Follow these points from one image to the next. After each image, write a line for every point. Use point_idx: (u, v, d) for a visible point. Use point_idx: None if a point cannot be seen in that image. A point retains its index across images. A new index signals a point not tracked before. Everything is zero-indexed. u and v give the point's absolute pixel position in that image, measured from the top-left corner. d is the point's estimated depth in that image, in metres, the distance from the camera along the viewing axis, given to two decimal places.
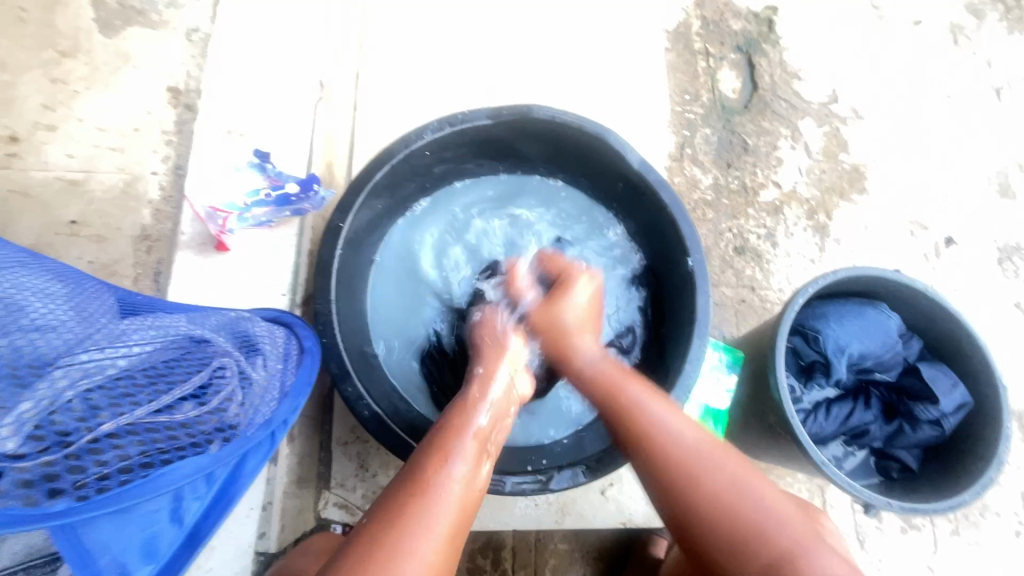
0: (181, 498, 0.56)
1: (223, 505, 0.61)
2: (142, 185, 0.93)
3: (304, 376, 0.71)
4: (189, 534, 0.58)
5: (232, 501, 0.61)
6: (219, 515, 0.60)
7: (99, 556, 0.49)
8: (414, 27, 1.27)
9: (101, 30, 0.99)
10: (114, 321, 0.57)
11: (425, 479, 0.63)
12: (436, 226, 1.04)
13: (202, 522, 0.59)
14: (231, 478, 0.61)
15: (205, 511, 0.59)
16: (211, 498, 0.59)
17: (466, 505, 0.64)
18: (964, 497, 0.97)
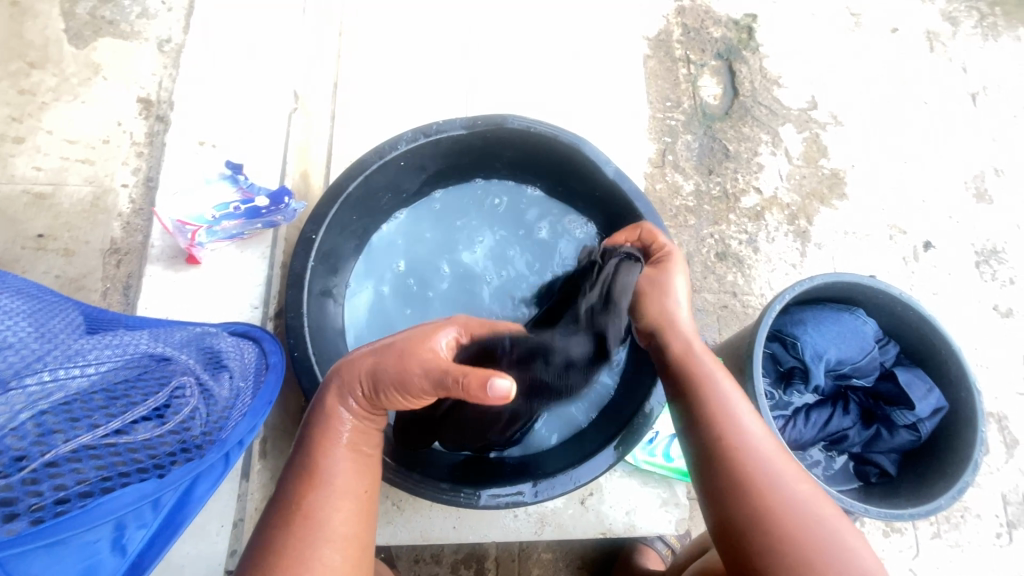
0: (125, 526, 0.56)
1: (171, 531, 0.61)
2: (112, 197, 0.92)
3: (267, 394, 0.70)
4: (133, 562, 0.58)
5: (179, 526, 0.61)
6: (165, 541, 0.60)
7: None
8: (394, 35, 1.27)
9: (71, 40, 0.98)
10: (71, 338, 0.56)
11: (312, 484, 0.62)
12: (408, 238, 1.03)
13: (146, 550, 0.59)
14: (179, 502, 0.61)
15: (150, 538, 0.59)
16: (157, 525, 0.60)
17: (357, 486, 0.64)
18: (939, 502, 0.98)
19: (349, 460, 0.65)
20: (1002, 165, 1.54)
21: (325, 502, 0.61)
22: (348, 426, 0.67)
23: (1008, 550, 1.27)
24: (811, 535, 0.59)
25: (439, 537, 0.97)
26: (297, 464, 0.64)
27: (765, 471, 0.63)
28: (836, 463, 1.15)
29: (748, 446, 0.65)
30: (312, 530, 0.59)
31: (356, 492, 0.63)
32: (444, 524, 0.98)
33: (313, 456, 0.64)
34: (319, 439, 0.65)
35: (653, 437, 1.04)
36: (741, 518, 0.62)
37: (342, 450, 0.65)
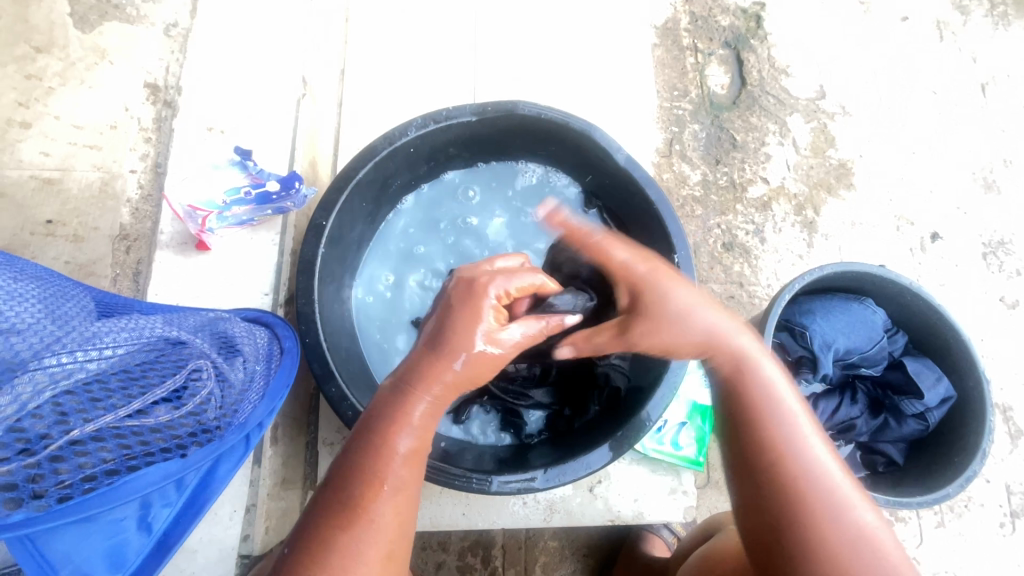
0: (148, 506, 0.56)
1: (195, 511, 0.60)
2: (120, 183, 0.91)
3: (284, 376, 0.70)
4: (158, 541, 0.57)
5: (203, 506, 0.60)
6: (190, 521, 0.59)
7: (60, 567, 0.50)
8: (401, 22, 1.26)
9: (77, 25, 0.97)
10: (86, 323, 0.56)
11: (372, 485, 0.57)
12: (413, 235, 1.03)
13: (171, 529, 0.58)
14: (202, 483, 0.61)
15: (174, 518, 0.59)
16: (181, 505, 0.59)
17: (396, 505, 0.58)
18: (947, 490, 0.98)
19: (410, 467, 0.60)
20: (1010, 156, 1.53)
21: (381, 508, 0.57)
22: (422, 421, 0.61)
23: (1011, 540, 1.28)
24: (850, 536, 0.56)
25: (448, 524, 0.97)
26: (354, 459, 0.59)
27: (794, 465, 0.60)
28: (842, 452, 1.14)
29: (788, 447, 0.61)
30: (360, 538, 0.55)
31: (409, 506, 0.59)
32: (453, 511, 0.98)
33: (376, 454, 0.59)
34: (383, 431, 0.60)
35: (662, 426, 1.04)
36: (777, 521, 0.59)
37: (408, 453, 0.60)
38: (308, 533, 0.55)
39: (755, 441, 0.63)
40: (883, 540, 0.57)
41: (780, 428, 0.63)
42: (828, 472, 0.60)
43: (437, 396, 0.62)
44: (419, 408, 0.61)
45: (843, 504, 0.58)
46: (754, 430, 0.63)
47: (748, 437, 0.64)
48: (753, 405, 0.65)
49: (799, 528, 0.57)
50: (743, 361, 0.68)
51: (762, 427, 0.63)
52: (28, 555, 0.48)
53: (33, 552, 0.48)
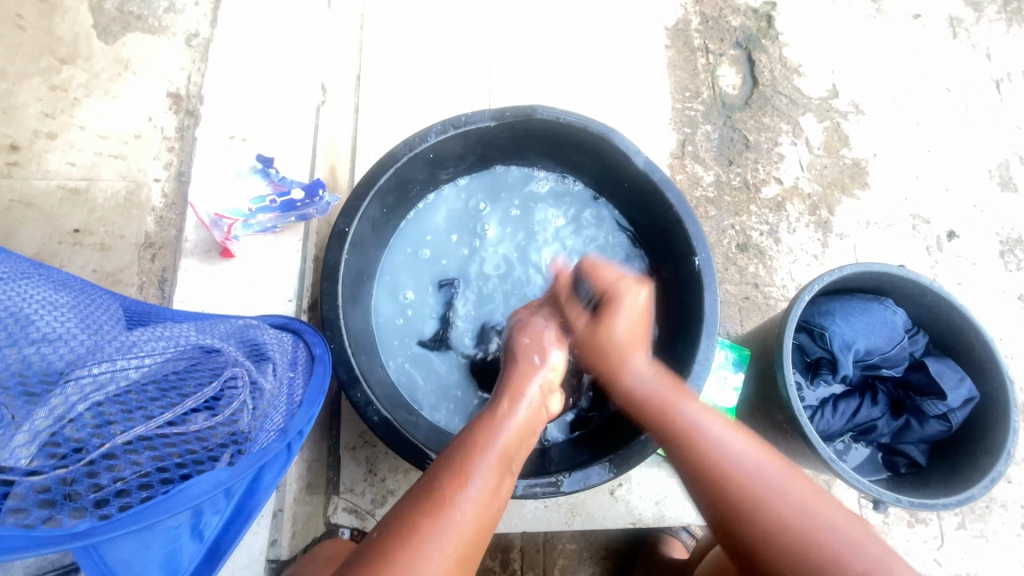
0: (201, 513, 0.56)
1: (244, 518, 0.60)
2: (145, 192, 0.92)
3: (318, 383, 0.71)
4: (210, 549, 0.58)
5: (252, 514, 0.60)
6: (240, 527, 0.59)
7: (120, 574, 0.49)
8: (414, 28, 1.26)
9: (100, 36, 0.98)
10: (123, 332, 0.57)
11: (460, 480, 0.60)
12: (429, 244, 1.02)
13: (222, 537, 0.59)
14: (249, 490, 0.61)
15: (224, 526, 0.59)
16: (230, 511, 0.59)
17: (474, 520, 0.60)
18: (972, 492, 0.97)
19: (497, 473, 0.63)
20: None
21: (464, 504, 0.59)
22: (510, 436, 0.67)
23: None
24: (789, 512, 0.61)
25: None
26: (449, 456, 0.63)
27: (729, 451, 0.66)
28: (863, 453, 1.14)
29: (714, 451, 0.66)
30: (445, 524, 0.57)
31: (490, 513, 0.61)
32: None
33: (468, 454, 0.63)
34: (480, 438, 0.65)
35: None
36: (735, 519, 0.63)
37: (494, 459, 0.64)
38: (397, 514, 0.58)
39: (678, 448, 0.68)
40: (838, 515, 0.62)
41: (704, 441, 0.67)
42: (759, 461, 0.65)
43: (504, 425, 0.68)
44: (511, 429, 0.67)
45: (794, 508, 0.62)
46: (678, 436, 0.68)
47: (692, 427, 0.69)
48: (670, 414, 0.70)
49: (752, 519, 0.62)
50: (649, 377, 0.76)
51: (690, 439, 0.68)
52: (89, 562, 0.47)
53: (95, 557, 0.48)
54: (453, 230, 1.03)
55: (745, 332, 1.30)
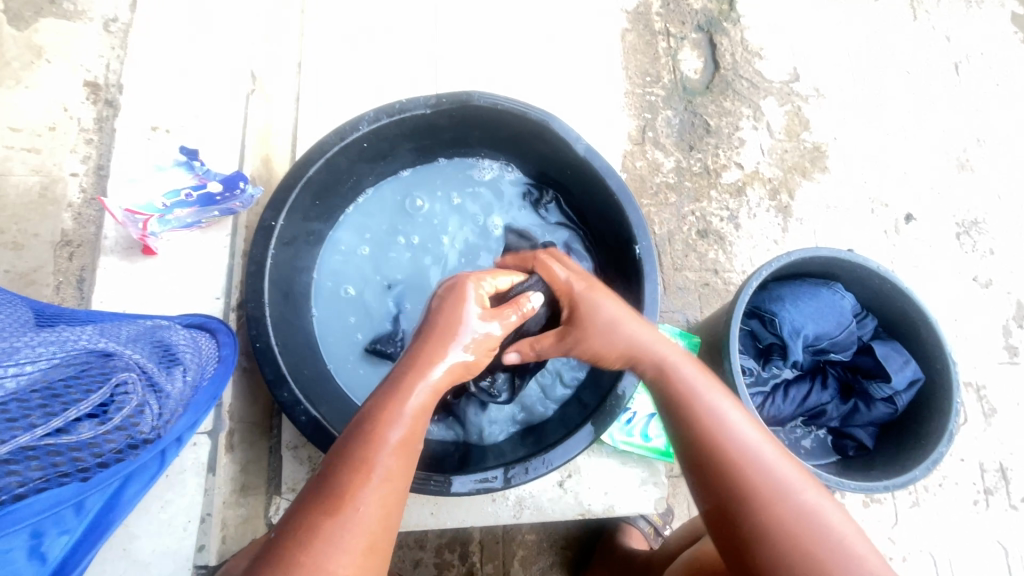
0: (45, 533, 0.54)
1: (98, 534, 0.59)
2: (61, 187, 0.88)
3: (216, 386, 0.69)
4: (56, 569, 0.56)
5: (108, 530, 0.59)
6: (88, 548, 0.59)
7: None
8: (361, 12, 1.22)
9: (11, 22, 0.92)
10: (11, 335, 0.54)
11: (359, 472, 0.57)
12: (371, 244, 0.99)
13: (69, 556, 0.57)
14: (109, 506, 0.60)
15: (74, 544, 0.58)
16: (83, 531, 0.58)
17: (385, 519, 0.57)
18: (914, 473, 0.98)
19: (400, 458, 0.59)
20: (984, 135, 1.53)
21: (367, 497, 0.56)
22: (412, 415, 0.62)
23: (984, 516, 1.29)
24: (781, 506, 0.58)
25: (417, 524, 0.96)
26: (346, 447, 0.59)
27: (725, 439, 0.63)
28: (815, 438, 1.15)
29: (726, 434, 0.63)
30: (345, 526, 0.54)
31: (399, 493, 0.58)
32: (421, 510, 0.97)
33: (364, 446, 0.58)
34: (379, 419, 0.60)
35: (631, 418, 1.03)
36: (723, 503, 0.61)
37: (398, 442, 0.60)
38: (294, 517, 0.55)
39: (687, 420, 0.66)
40: (831, 512, 0.58)
41: (716, 420, 0.64)
42: (756, 450, 0.62)
43: (422, 399, 0.63)
44: (415, 403, 0.62)
45: (787, 503, 0.58)
46: (686, 412, 0.66)
47: (680, 414, 0.67)
48: (676, 391, 0.68)
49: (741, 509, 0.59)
50: (659, 361, 0.72)
51: (697, 415, 0.65)
52: None
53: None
54: (394, 224, 1.00)
55: (703, 319, 1.29)
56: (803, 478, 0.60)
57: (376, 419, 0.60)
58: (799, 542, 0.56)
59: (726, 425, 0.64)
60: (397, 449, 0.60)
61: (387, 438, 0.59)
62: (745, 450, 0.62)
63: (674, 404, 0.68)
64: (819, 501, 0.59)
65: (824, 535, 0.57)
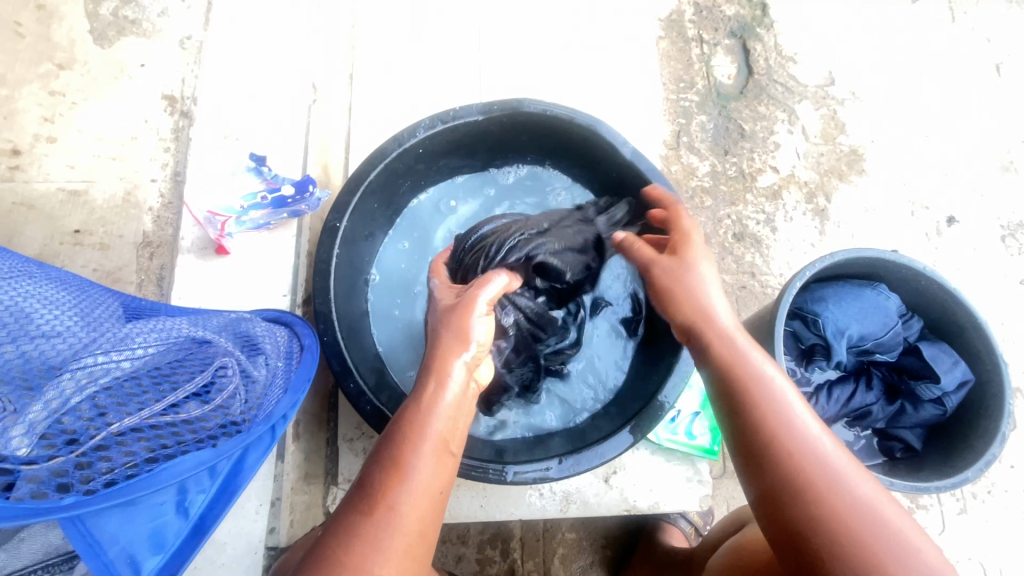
0: (185, 491, 0.59)
1: (228, 497, 0.62)
2: (142, 192, 0.94)
3: (306, 370, 0.71)
4: (195, 525, 0.59)
5: (235, 492, 0.62)
6: (223, 506, 0.61)
7: (109, 547, 0.52)
8: (408, 25, 1.28)
9: (96, 42, 1.00)
10: (118, 325, 0.59)
11: (399, 475, 0.59)
12: (429, 247, 1.04)
13: (206, 514, 0.60)
14: (235, 470, 0.62)
15: (208, 503, 0.61)
16: (215, 490, 0.61)
17: (427, 518, 0.58)
18: (967, 474, 0.97)
19: (437, 460, 0.61)
20: None
21: (405, 499, 0.58)
22: (448, 413, 0.63)
23: None
24: (852, 503, 0.57)
25: (466, 516, 0.99)
26: (385, 449, 0.61)
27: (788, 435, 0.62)
28: (860, 439, 1.15)
29: (788, 427, 0.62)
30: (387, 534, 0.56)
31: (440, 478, 0.60)
32: (470, 503, 1.00)
33: (403, 448, 0.60)
34: (415, 426, 0.62)
35: (676, 416, 1.05)
36: (772, 489, 0.61)
37: (433, 445, 0.61)
38: (335, 520, 0.58)
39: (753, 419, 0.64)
40: (896, 507, 0.58)
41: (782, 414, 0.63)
42: (816, 443, 0.61)
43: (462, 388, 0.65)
44: (440, 419, 0.63)
45: (853, 498, 0.58)
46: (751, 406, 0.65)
47: (746, 411, 0.65)
48: (752, 388, 0.66)
49: (793, 499, 0.59)
50: (736, 350, 0.69)
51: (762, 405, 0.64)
52: (76, 534, 0.51)
53: (82, 530, 0.51)
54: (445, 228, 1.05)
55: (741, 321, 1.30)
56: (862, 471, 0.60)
57: (413, 423, 0.62)
58: (852, 528, 0.56)
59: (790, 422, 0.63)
60: (432, 453, 0.61)
61: (423, 439, 0.61)
62: (808, 443, 0.61)
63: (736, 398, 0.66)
64: (879, 497, 0.59)
65: (887, 530, 0.56)
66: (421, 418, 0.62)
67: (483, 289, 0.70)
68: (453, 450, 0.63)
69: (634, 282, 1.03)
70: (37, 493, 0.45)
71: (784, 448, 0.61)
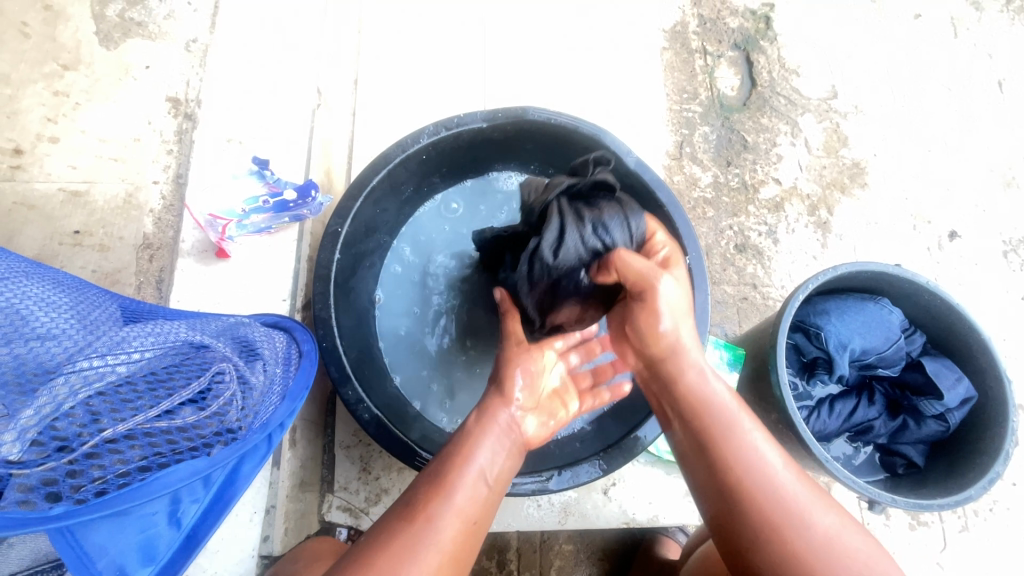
0: (178, 501, 0.57)
1: (222, 507, 0.61)
2: (143, 195, 0.94)
3: (303, 379, 0.71)
4: (187, 536, 0.58)
5: (231, 502, 0.61)
6: (216, 517, 0.60)
7: (97, 559, 0.50)
8: (413, 32, 1.28)
9: (101, 43, 1.00)
10: (115, 328, 0.58)
11: (441, 493, 0.63)
12: (436, 253, 1.04)
13: (199, 524, 0.59)
14: (229, 480, 0.62)
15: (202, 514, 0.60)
16: (209, 501, 0.60)
17: (448, 560, 0.59)
18: (970, 492, 0.95)
19: (464, 510, 0.63)
20: None
21: (427, 541, 0.59)
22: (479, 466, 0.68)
23: None
24: (813, 540, 0.60)
25: None
26: (413, 498, 0.64)
27: (752, 479, 0.64)
28: (862, 455, 1.13)
29: (740, 460, 0.65)
30: (423, 546, 0.59)
31: (469, 524, 0.63)
32: None
33: (431, 495, 0.63)
34: (463, 452, 0.69)
35: None
36: (745, 533, 0.62)
37: (461, 494, 0.64)
38: (375, 532, 0.61)
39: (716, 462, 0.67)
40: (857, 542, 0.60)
41: (733, 441, 0.67)
42: (776, 481, 0.64)
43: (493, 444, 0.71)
44: (486, 449, 0.70)
45: (814, 535, 0.60)
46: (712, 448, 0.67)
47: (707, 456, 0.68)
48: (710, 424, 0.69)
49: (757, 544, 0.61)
50: (698, 392, 0.72)
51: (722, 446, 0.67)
52: (64, 545, 0.48)
53: (71, 542, 0.48)
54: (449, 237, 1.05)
55: (742, 332, 1.29)
56: (823, 505, 0.63)
57: (443, 476, 0.66)
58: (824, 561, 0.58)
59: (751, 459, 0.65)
60: (462, 502, 0.64)
61: (453, 488, 0.64)
62: (768, 482, 0.64)
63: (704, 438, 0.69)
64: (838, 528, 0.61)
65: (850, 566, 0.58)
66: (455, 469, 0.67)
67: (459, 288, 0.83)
68: (482, 503, 0.66)
69: None
70: (25, 503, 0.44)
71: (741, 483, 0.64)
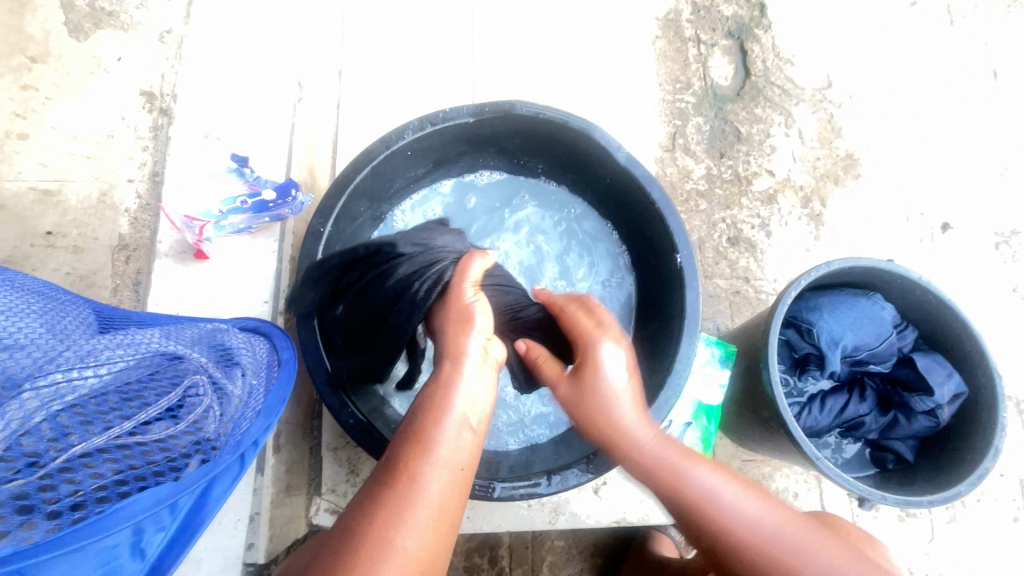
0: (143, 531, 0.53)
1: (189, 534, 0.59)
2: (118, 193, 0.91)
3: (280, 393, 0.71)
4: (152, 567, 0.56)
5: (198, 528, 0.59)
6: (182, 546, 0.58)
7: None
8: (400, 20, 1.24)
9: (72, 34, 0.96)
10: (86, 337, 0.56)
11: (422, 448, 0.60)
12: None
13: (163, 556, 0.57)
14: (198, 505, 0.60)
15: (168, 543, 0.57)
16: (176, 528, 0.58)
17: (441, 531, 0.57)
18: (959, 488, 0.95)
19: (449, 476, 0.59)
20: None
21: (417, 521, 0.55)
22: (456, 414, 0.63)
23: None
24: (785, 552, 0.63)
25: None
26: (391, 464, 0.59)
27: (700, 498, 0.67)
28: (850, 449, 1.14)
29: (686, 486, 0.68)
30: (411, 505, 0.56)
31: (458, 483, 0.60)
32: None
33: (411, 457, 0.59)
34: (436, 402, 0.64)
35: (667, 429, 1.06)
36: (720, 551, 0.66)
37: (443, 454, 0.60)
38: (358, 498, 0.58)
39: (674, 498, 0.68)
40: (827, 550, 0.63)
41: (673, 472, 0.69)
42: (720, 493, 0.67)
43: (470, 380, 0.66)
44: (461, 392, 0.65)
45: (766, 525, 0.65)
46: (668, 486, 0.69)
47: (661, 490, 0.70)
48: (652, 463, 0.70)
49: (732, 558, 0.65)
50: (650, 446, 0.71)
51: (671, 482, 0.69)
52: None
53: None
54: None
55: (734, 327, 1.28)
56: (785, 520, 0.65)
57: (421, 432, 0.61)
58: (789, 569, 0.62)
59: (702, 485, 0.68)
60: (445, 459, 0.60)
61: (437, 442, 0.60)
62: (718, 503, 0.66)
63: (648, 472, 0.70)
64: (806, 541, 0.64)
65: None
66: (432, 417, 0.62)
67: (467, 276, 0.76)
68: (469, 452, 0.63)
69: (629, 288, 1.03)
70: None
71: (708, 514, 0.66)
